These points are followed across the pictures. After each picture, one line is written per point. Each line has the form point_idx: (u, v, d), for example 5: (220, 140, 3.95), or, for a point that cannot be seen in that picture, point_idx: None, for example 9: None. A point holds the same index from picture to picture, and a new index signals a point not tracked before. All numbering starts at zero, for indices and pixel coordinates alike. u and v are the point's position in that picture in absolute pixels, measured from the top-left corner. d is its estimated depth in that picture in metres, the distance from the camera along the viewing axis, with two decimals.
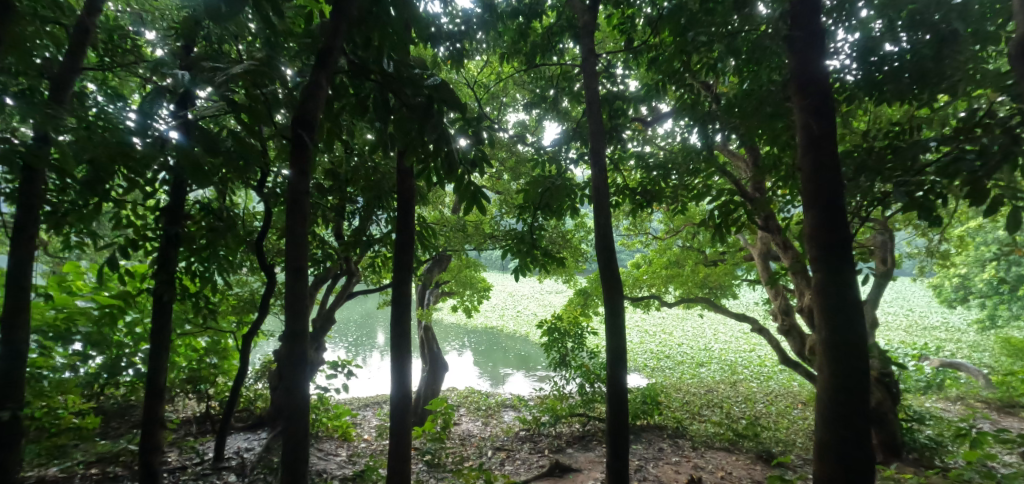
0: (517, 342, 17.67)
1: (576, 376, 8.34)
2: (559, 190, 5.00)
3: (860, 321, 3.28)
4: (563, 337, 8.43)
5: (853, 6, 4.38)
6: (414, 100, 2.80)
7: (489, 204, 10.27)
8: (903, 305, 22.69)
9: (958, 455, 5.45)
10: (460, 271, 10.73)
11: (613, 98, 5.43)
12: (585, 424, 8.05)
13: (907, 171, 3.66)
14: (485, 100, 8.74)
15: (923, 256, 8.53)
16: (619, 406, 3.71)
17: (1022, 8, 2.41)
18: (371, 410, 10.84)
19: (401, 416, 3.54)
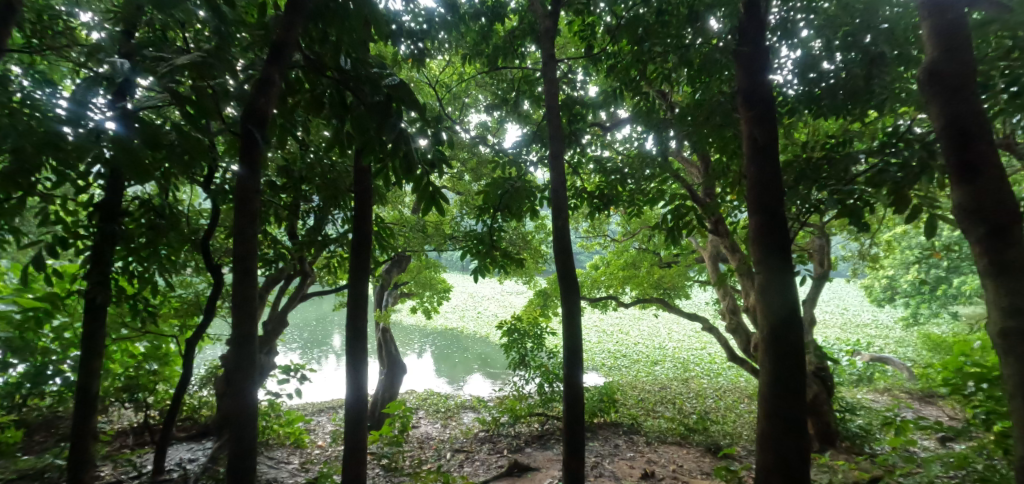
0: (477, 343, 17.74)
1: (535, 376, 8.49)
2: (517, 192, 5.10)
3: (798, 320, 3.54)
4: (523, 337, 8.58)
5: (794, 26, 4.71)
6: (373, 99, 2.81)
7: (450, 205, 10.30)
8: (839, 304, 24.26)
9: (884, 443, 5.91)
10: (420, 272, 10.71)
11: (572, 103, 5.59)
12: (544, 423, 8.19)
13: (841, 180, 3.97)
14: (447, 100, 8.75)
15: (856, 259, 9.20)
16: (575, 403, 3.82)
17: (931, 40, 2.72)
18: (327, 415, 10.65)
19: (357, 419, 3.53)
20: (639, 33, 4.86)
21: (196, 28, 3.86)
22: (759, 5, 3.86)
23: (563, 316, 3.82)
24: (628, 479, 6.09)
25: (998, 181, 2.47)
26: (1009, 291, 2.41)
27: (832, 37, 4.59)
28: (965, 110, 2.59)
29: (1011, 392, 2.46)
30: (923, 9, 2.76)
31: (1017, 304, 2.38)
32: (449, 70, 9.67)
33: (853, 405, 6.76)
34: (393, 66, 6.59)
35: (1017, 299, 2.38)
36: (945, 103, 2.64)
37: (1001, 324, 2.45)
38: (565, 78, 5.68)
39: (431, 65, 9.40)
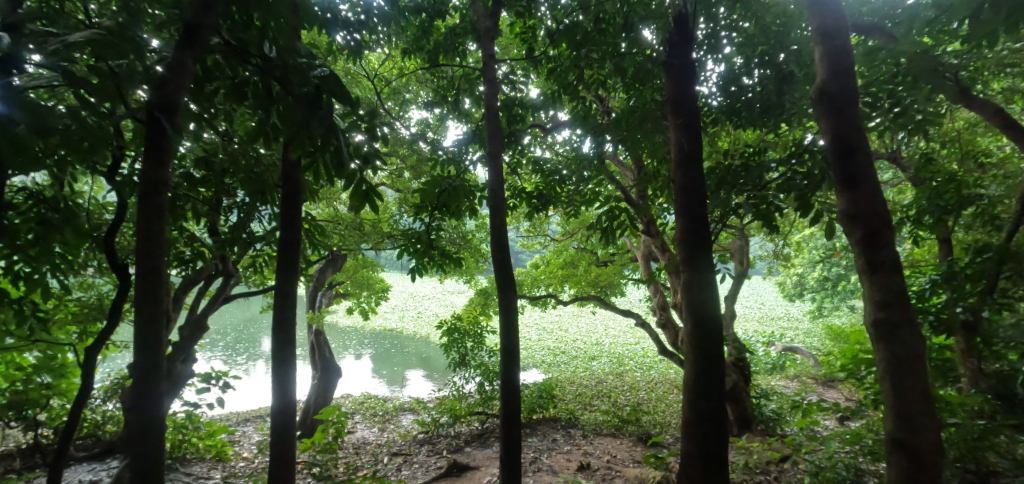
0: (416, 343, 17.63)
1: (475, 375, 8.59)
2: (454, 191, 5.13)
3: (717, 314, 3.88)
4: (463, 337, 8.66)
5: (718, 42, 5.10)
6: (302, 90, 2.69)
7: (389, 202, 10.15)
8: (758, 299, 26.17)
9: (793, 424, 6.50)
10: (357, 271, 10.54)
11: (512, 104, 5.72)
12: (483, 422, 8.31)
13: (756, 186, 4.36)
14: (386, 95, 8.60)
15: (771, 258, 10.00)
16: (512, 399, 3.93)
17: (823, 62, 3.09)
18: (253, 425, 10.23)
19: (284, 430, 3.36)
20: (577, 39, 5.04)
21: (102, 3, 3.56)
22: (687, 21, 4.16)
23: (500, 314, 3.94)
24: (565, 472, 6.31)
25: (872, 190, 2.86)
26: (880, 285, 2.78)
27: (751, 55, 5.02)
28: (848, 126, 2.97)
29: (880, 374, 2.84)
30: (816, 35, 3.14)
31: (885, 296, 2.76)
32: (389, 64, 9.52)
33: (768, 392, 7.37)
34: (329, 57, 6.42)
35: (886, 292, 2.75)
36: (832, 120, 3.01)
37: (873, 315, 2.83)
38: (505, 78, 5.74)
39: (370, 58, 9.21)
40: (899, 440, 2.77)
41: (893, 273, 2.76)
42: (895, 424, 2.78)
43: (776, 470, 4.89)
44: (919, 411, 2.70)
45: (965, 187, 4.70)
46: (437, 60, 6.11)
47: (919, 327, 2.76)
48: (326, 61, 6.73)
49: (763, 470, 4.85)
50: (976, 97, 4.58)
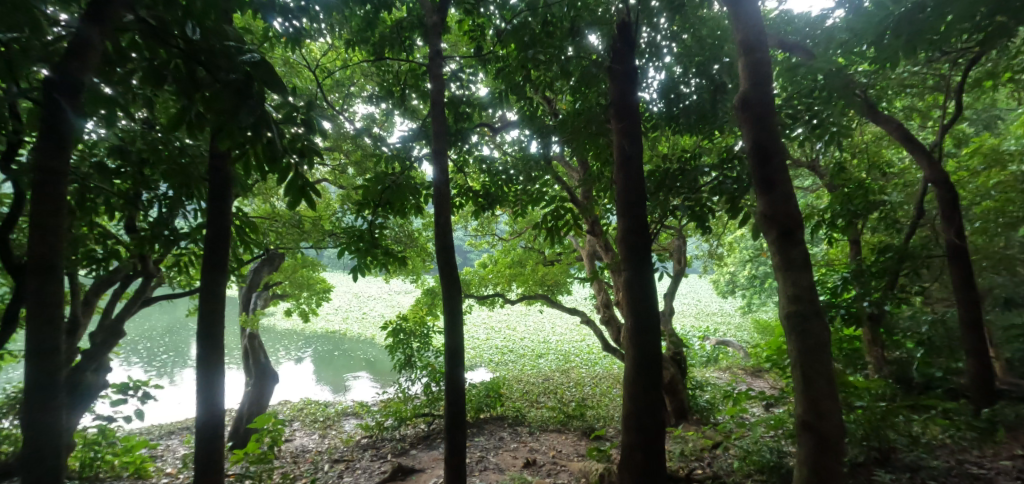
0: (361, 344, 17.27)
1: (421, 376, 8.55)
2: (398, 190, 4.93)
3: (655, 310, 4.10)
4: (408, 338, 8.61)
5: (659, 51, 5.36)
6: (229, 77, 2.42)
7: (332, 199, 9.87)
8: (695, 297, 27.42)
9: (724, 412, 6.93)
10: (296, 271, 10.25)
11: (459, 102, 5.65)
12: (430, 424, 8.28)
13: (691, 189, 4.63)
14: (329, 88, 8.32)
15: (706, 257, 10.56)
16: (457, 397, 3.94)
17: (746, 74, 3.35)
18: (178, 437, 9.73)
19: (211, 441, 3.10)
20: (525, 41, 5.05)
21: None
22: (630, 29, 4.39)
23: (444, 314, 3.96)
24: (511, 469, 6.43)
25: (786, 194, 3.14)
26: (791, 281, 3.07)
27: (688, 65, 5.31)
28: (766, 135, 3.24)
29: (793, 362, 3.11)
30: (740, 49, 3.41)
31: (796, 291, 3.05)
32: (332, 55, 9.22)
33: (702, 384, 7.79)
34: (269, 46, 6.15)
35: (797, 287, 3.03)
36: (752, 129, 3.28)
37: (787, 308, 3.11)
38: (452, 76, 5.68)
39: (312, 47, 8.87)
40: (806, 422, 3.06)
41: (803, 270, 3.05)
42: (803, 408, 3.07)
43: (709, 456, 5.16)
44: (823, 395, 2.99)
45: (872, 193, 5.21)
46: (382, 53, 5.98)
47: (824, 319, 3.06)
48: (264, 49, 6.42)
49: (697, 457, 5.14)
50: (881, 113, 5.11)
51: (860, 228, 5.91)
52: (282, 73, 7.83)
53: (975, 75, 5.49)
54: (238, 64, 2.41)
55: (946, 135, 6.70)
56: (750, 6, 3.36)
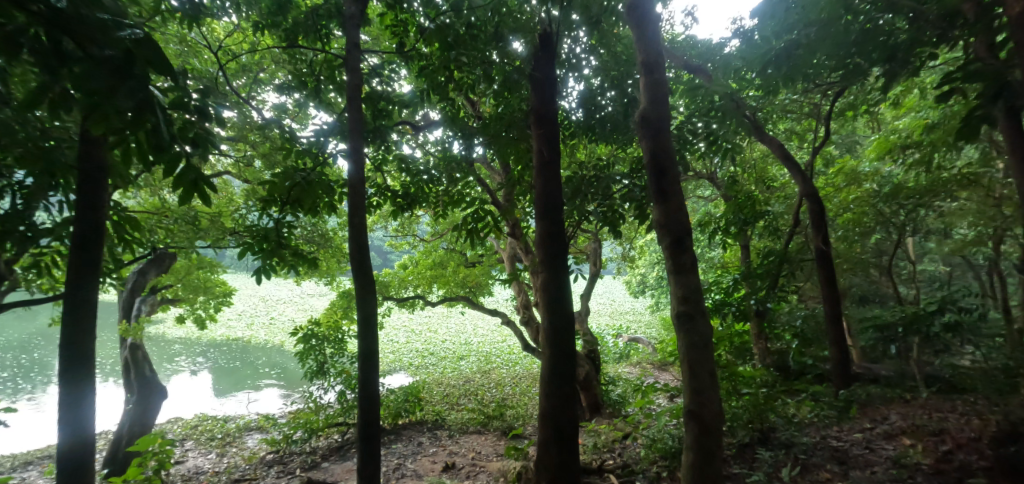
0: (269, 352, 16.25)
1: (336, 384, 8.30)
2: (310, 186, 4.09)
3: (569, 310, 4.33)
4: (321, 343, 8.32)
5: (578, 62, 5.66)
6: (104, 54, 1.97)
7: (239, 195, 9.27)
8: (610, 296, 28.71)
9: (632, 404, 7.38)
10: (190, 273, 9.50)
11: (378, 98, 5.23)
12: (343, 433, 8.03)
13: (604, 194, 4.90)
14: (234, 73, 7.68)
15: (619, 259, 11.18)
16: (371, 404, 3.65)
17: (646, 92, 3.67)
18: (44, 466, 8.73)
19: (76, 476, 2.60)
20: (448, 40, 4.77)
21: None
22: (551, 40, 4.67)
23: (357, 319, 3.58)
24: (431, 474, 6.44)
25: (678, 204, 3.48)
26: (681, 283, 3.41)
27: (606, 77, 5.66)
28: (661, 150, 3.57)
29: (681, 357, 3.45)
30: (641, 67, 3.72)
31: (685, 292, 3.38)
32: (237, 37, 8.55)
33: (615, 380, 8.29)
34: (163, 23, 5.60)
35: (686, 289, 3.37)
36: (649, 142, 3.61)
37: (678, 308, 3.44)
38: (372, 71, 5.38)
39: (214, 27, 8.18)
40: (693, 412, 3.39)
41: (691, 273, 3.39)
42: (690, 398, 3.40)
43: (619, 447, 5.54)
44: (707, 387, 3.33)
45: (758, 204, 5.85)
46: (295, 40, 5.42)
47: (709, 318, 3.43)
48: (155, 27, 5.81)
49: (608, 448, 5.52)
50: (766, 131, 5.75)
51: (749, 234, 6.58)
52: (176, 52, 7.13)
53: (841, 104, 6.27)
54: (116, 37, 1.98)
55: (818, 154, 7.61)
56: (653, 30, 3.70)
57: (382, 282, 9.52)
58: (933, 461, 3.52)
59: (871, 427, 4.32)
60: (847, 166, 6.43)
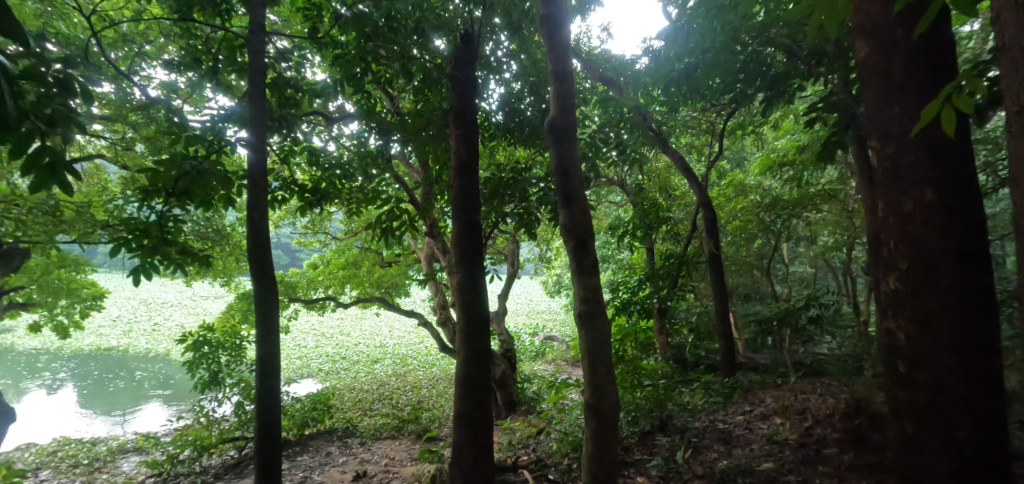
0: (150, 360, 14.39)
1: (232, 394, 7.74)
2: (201, 177, 3.25)
3: (484, 308, 4.44)
4: (215, 350, 7.72)
5: (499, 65, 5.78)
6: None
7: (116, 183, 8.32)
8: (525, 297, 29.23)
9: (544, 401, 7.62)
10: (51, 271, 8.35)
11: (284, 84, 4.69)
12: (241, 448, 7.43)
13: (521, 196, 5.06)
14: (112, 42, 6.32)
15: (535, 259, 11.49)
16: (270, 416, 3.23)
17: (555, 97, 3.88)
18: None
19: None
20: (365, 30, 4.39)
21: None
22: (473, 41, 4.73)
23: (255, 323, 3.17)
24: None
25: (583, 209, 3.70)
26: (583, 284, 3.62)
27: (525, 82, 5.85)
28: (568, 157, 3.79)
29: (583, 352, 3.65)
30: (553, 75, 3.92)
31: (586, 293, 3.61)
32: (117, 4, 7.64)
33: (530, 377, 8.57)
34: None
35: (587, 289, 3.59)
36: (558, 148, 3.81)
37: (581, 307, 3.64)
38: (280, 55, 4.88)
39: None
40: (592, 405, 3.60)
41: (592, 274, 3.62)
42: (589, 392, 3.61)
43: (533, 442, 5.76)
44: (604, 380, 3.56)
45: (659, 210, 6.33)
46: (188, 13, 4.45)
47: (607, 316, 3.68)
48: None
49: (523, 444, 5.77)
50: (669, 143, 6.22)
51: (653, 238, 7.08)
52: (38, 14, 6.23)
53: (734, 124, 6.92)
54: None
55: (713, 168, 8.35)
56: (565, 42, 3.92)
57: (290, 282, 9.06)
58: (798, 436, 4.01)
59: (750, 409, 4.84)
60: (735, 178, 7.13)
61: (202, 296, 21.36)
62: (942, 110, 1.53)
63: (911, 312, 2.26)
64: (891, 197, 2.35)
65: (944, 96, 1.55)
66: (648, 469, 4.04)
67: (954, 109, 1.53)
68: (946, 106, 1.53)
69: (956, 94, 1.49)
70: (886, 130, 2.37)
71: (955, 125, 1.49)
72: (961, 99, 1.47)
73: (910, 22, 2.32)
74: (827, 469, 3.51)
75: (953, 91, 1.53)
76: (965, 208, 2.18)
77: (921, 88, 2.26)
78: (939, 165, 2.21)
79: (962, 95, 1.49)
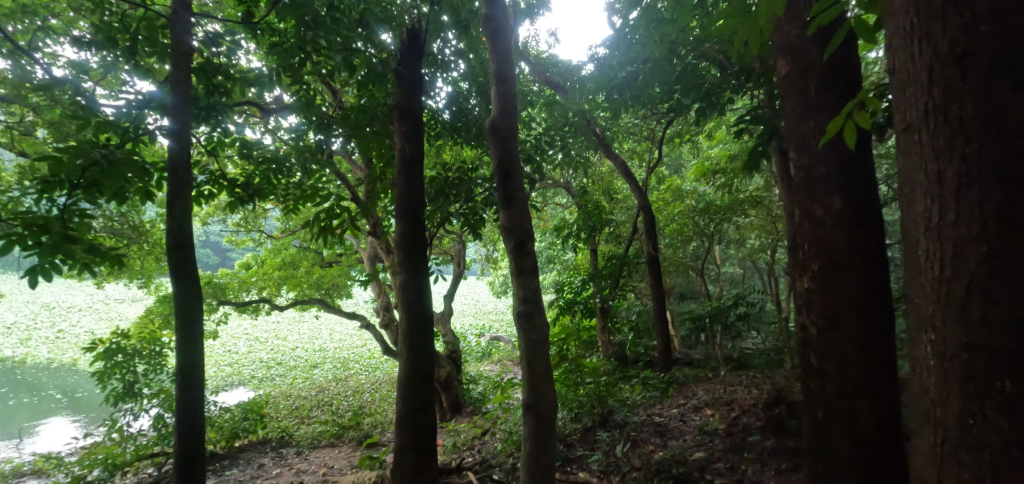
0: (55, 371, 13.12)
1: (150, 406, 7.22)
2: (112, 167, 3.05)
3: (427, 308, 4.39)
4: (131, 359, 7.19)
5: (446, 63, 5.74)
6: None
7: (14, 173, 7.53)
8: (471, 298, 29.16)
9: (488, 401, 7.62)
10: None
11: (214, 70, 4.44)
12: (160, 465, 6.95)
13: (466, 196, 5.04)
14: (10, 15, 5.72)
15: (482, 260, 11.51)
16: (193, 427, 3.04)
17: (498, 98, 3.90)
18: None
19: None
20: (305, 19, 4.27)
21: None
22: (418, 37, 4.67)
23: (176, 327, 2.97)
24: None
25: (523, 210, 3.74)
26: (523, 284, 3.65)
27: (473, 82, 5.86)
28: (508, 157, 3.80)
29: (521, 353, 3.68)
30: (495, 77, 3.93)
31: (526, 293, 3.64)
32: None
33: (475, 378, 8.57)
34: None
35: (526, 289, 3.62)
36: (498, 149, 3.82)
37: (520, 307, 3.67)
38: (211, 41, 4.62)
39: None
40: (530, 404, 3.62)
41: (532, 275, 3.66)
42: (528, 392, 3.63)
43: (478, 443, 5.75)
44: (543, 379, 3.59)
45: (601, 213, 6.48)
46: None
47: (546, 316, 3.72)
48: None
49: (468, 445, 5.74)
50: (611, 147, 6.39)
51: (596, 239, 7.24)
52: None
53: (672, 132, 7.24)
54: None
55: (653, 172, 8.66)
56: (507, 45, 3.94)
57: (218, 284, 8.60)
58: (726, 426, 4.23)
59: (684, 402, 5.06)
60: (673, 183, 7.43)
61: (118, 299, 19.66)
62: (846, 125, 1.65)
63: (823, 308, 2.42)
64: (806, 203, 2.52)
65: (849, 113, 1.66)
66: (589, 464, 4.12)
67: (856, 125, 1.65)
68: (849, 121, 1.65)
69: (858, 111, 1.61)
70: (802, 142, 2.54)
71: (856, 139, 1.61)
72: (861, 116, 1.60)
73: (823, 44, 2.49)
74: (751, 455, 3.76)
75: (855, 109, 1.64)
76: (869, 215, 2.36)
77: (833, 105, 2.44)
78: (846, 175, 2.40)
79: (863, 112, 1.61)
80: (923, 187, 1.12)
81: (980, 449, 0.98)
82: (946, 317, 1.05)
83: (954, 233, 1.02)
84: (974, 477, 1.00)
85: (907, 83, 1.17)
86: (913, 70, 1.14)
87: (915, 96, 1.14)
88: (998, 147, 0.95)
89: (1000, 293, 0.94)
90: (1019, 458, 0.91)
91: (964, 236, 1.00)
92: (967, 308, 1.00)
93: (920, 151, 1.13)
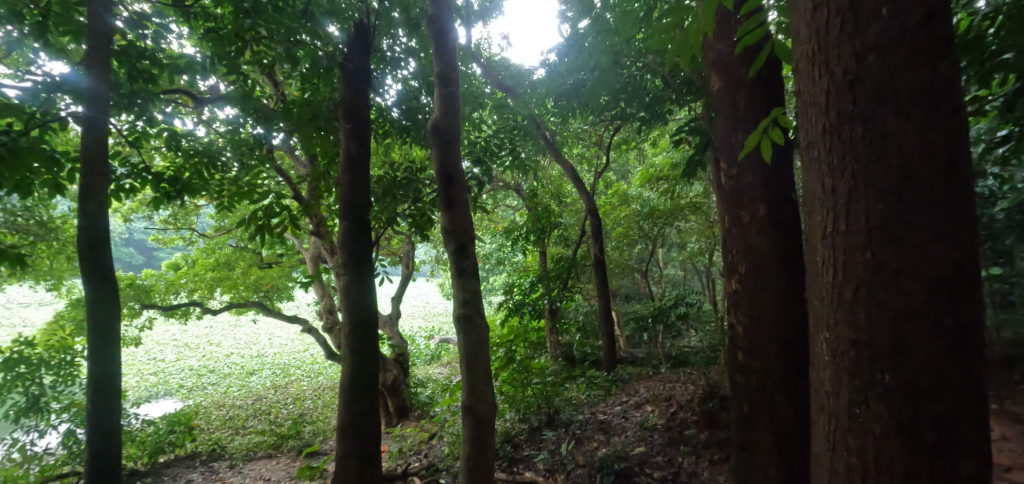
0: None
1: (60, 421, 6.65)
2: (14, 155, 2.78)
3: (371, 309, 4.26)
4: (38, 370, 6.60)
5: (396, 61, 5.63)
6: None
7: None
8: (421, 299, 28.70)
9: (434, 405, 7.52)
10: None
11: (138, 55, 4.15)
12: None
13: (413, 196, 4.97)
14: None
15: (432, 260, 11.36)
16: (108, 441, 2.82)
17: (440, 100, 3.86)
18: None
19: None
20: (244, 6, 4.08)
21: None
22: (366, 33, 4.56)
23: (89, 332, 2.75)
24: None
25: (465, 212, 3.71)
26: (463, 287, 3.62)
27: (426, 80, 5.84)
28: (450, 158, 3.76)
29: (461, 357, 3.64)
30: (438, 78, 3.89)
31: (466, 296, 3.61)
32: None
33: (422, 382, 8.44)
34: None
35: (467, 292, 3.59)
36: (440, 151, 3.78)
37: (461, 309, 3.64)
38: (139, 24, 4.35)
39: None
40: (469, 407, 3.58)
41: (473, 277, 3.64)
42: (467, 395, 3.60)
43: (425, 447, 5.68)
44: (482, 382, 3.57)
45: (549, 216, 6.57)
46: None
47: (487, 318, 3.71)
48: None
49: (414, 450, 5.65)
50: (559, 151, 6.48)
51: (545, 241, 7.31)
52: None
53: (619, 137, 7.41)
54: None
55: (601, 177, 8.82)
56: (451, 46, 3.91)
57: (143, 286, 8.05)
58: (664, 421, 4.36)
59: (627, 400, 5.20)
60: (619, 188, 7.62)
61: (24, 303, 17.96)
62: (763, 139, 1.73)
63: (748, 309, 2.54)
64: (734, 210, 2.63)
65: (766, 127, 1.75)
66: (535, 464, 4.15)
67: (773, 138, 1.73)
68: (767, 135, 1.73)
69: (772, 127, 1.70)
70: (731, 153, 2.65)
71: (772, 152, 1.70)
72: (776, 131, 1.69)
73: (749, 61, 2.63)
74: (687, 447, 3.90)
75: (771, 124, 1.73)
76: (789, 221, 2.50)
77: (759, 119, 2.56)
78: (770, 184, 2.53)
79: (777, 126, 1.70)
80: (821, 200, 1.30)
81: (865, 434, 1.19)
82: (838, 317, 1.25)
83: (847, 240, 1.22)
84: (860, 456, 1.20)
85: (809, 105, 1.35)
86: (813, 93, 1.32)
87: (813, 117, 1.33)
88: (883, 169, 1.16)
89: (883, 295, 1.15)
90: (896, 438, 1.13)
91: (854, 244, 1.20)
92: (856, 308, 1.20)
93: (818, 166, 1.31)
